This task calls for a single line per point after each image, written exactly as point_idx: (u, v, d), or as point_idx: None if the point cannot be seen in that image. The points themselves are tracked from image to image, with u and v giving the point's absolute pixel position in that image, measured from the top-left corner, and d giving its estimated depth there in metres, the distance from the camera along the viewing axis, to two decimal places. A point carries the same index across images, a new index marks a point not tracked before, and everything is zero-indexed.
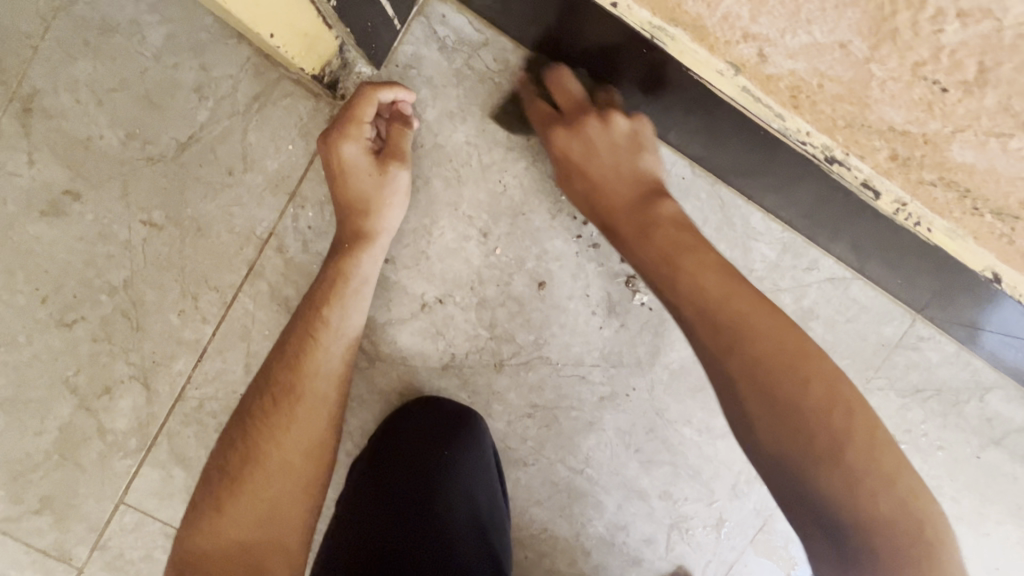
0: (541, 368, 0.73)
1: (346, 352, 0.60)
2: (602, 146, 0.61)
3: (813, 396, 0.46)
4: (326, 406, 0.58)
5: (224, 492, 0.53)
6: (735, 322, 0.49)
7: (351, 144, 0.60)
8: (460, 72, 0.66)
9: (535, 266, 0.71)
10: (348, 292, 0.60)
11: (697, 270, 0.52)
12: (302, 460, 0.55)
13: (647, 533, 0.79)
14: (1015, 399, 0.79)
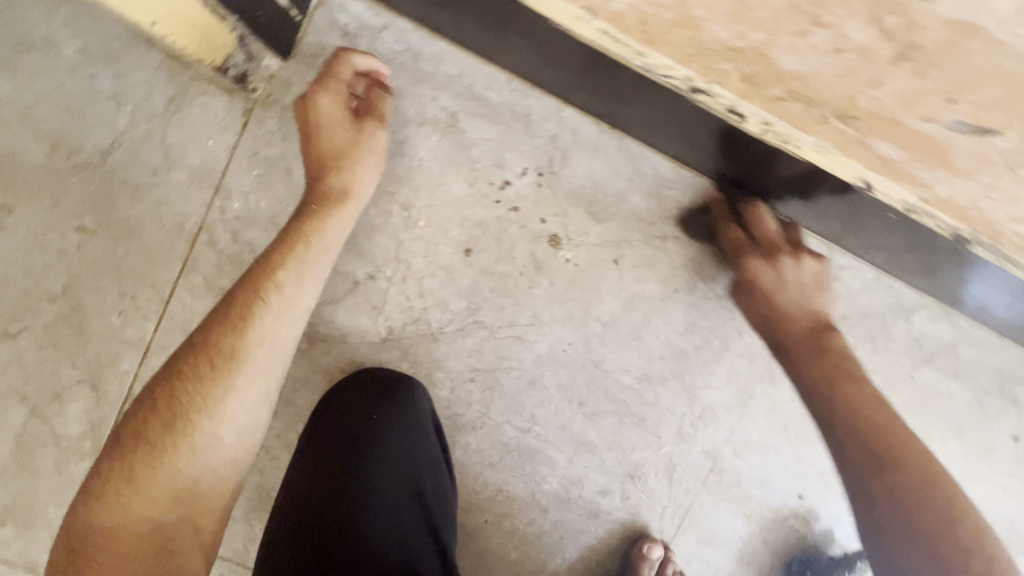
0: (477, 332, 0.76)
1: (295, 321, 0.61)
2: (796, 283, 0.72)
3: (961, 532, 0.55)
4: (270, 378, 0.58)
5: (139, 459, 0.53)
6: (874, 431, 0.61)
7: (326, 100, 0.66)
8: (364, 55, 0.70)
9: (460, 234, 0.74)
10: (307, 260, 0.62)
11: (859, 398, 0.63)
12: (236, 432, 0.56)
13: (601, 484, 0.81)
14: (938, 317, 0.82)
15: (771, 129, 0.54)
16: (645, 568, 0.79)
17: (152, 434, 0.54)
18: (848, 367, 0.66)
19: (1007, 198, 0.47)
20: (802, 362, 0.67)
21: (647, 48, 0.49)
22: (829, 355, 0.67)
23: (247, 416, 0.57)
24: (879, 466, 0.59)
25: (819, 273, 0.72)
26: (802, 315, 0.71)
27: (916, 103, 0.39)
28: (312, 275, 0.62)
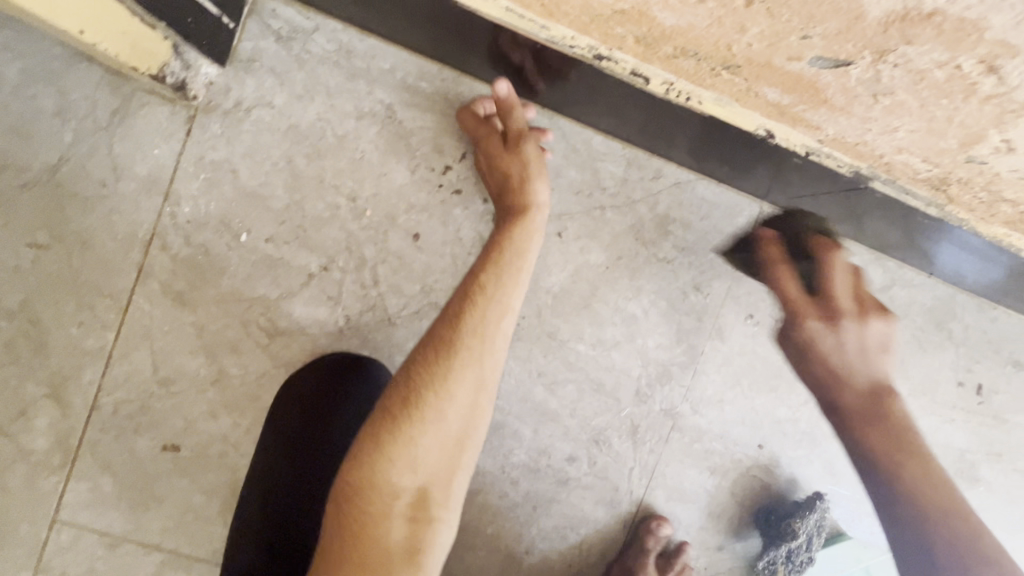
0: (432, 313, 0.79)
1: (497, 327, 0.68)
2: (850, 348, 0.75)
3: (935, 493, 0.67)
4: (478, 371, 0.66)
5: (386, 433, 0.63)
6: (903, 456, 0.69)
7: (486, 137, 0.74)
8: (299, 57, 0.73)
9: (407, 220, 0.77)
10: (508, 268, 0.69)
11: (892, 440, 0.71)
12: (454, 417, 0.65)
13: (568, 452, 0.84)
14: (870, 262, 0.87)
15: (673, 87, 0.59)
16: (651, 540, 0.84)
17: (396, 407, 0.64)
18: (879, 409, 0.74)
19: (884, 128, 0.51)
20: (865, 424, 0.72)
21: (548, 20, 0.54)
22: (884, 420, 0.73)
23: (468, 401, 0.66)
24: (924, 501, 0.66)
25: (883, 335, 0.78)
26: (864, 374, 0.76)
27: (778, 44, 0.44)
28: (514, 283, 0.69)
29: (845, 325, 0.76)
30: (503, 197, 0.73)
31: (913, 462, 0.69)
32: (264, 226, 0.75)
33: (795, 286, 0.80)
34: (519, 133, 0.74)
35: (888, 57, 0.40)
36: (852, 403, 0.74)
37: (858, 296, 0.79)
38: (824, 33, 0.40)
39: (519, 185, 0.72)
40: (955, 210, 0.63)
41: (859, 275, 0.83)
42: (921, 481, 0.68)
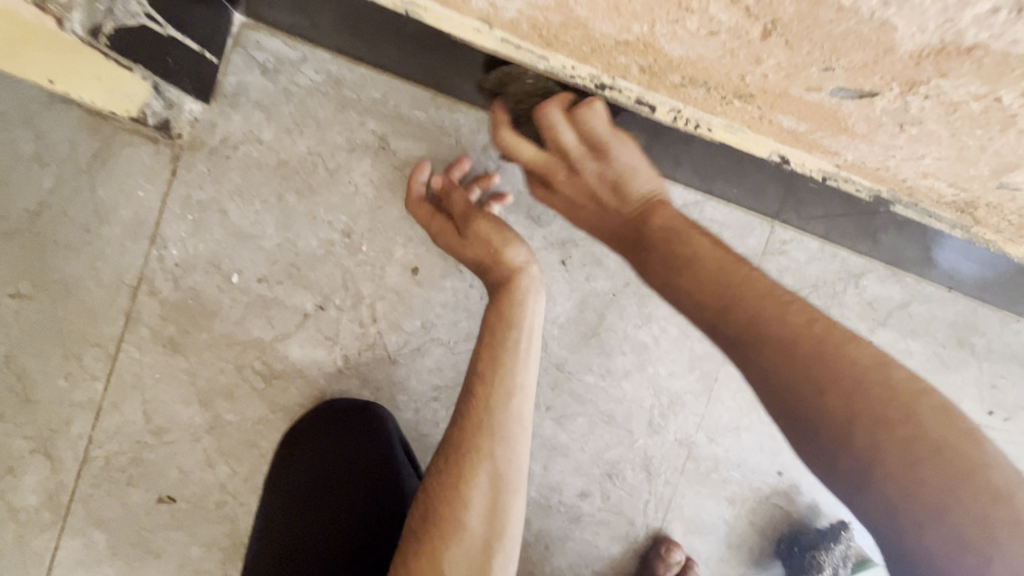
0: (434, 349, 0.76)
1: (507, 411, 0.62)
2: (594, 187, 0.63)
3: (859, 408, 0.41)
4: (492, 467, 0.61)
5: (413, 561, 0.57)
6: (793, 336, 0.45)
7: (442, 235, 0.69)
8: (286, 90, 0.70)
9: (404, 254, 0.74)
10: (514, 353, 0.64)
11: (697, 287, 0.51)
12: (477, 524, 0.59)
13: (579, 487, 0.80)
14: (888, 278, 0.83)
15: (681, 115, 0.56)
16: (661, 567, 0.80)
17: (420, 531, 0.59)
18: (676, 248, 0.55)
19: (909, 155, 0.48)
20: (645, 265, 0.57)
21: (547, 51, 0.51)
22: (655, 246, 0.57)
23: (489, 501, 0.60)
24: (774, 396, 0.45)
25: (631, 161, 0.62)
26: (615, 211, 0.63)
27: (797, 75, 0.41)
28: (522, 361, 0.63)
29: (586, 173, 0.63)
30: (488, 278, 0.67)
31: (800, 357, 0.44)
32: (256, 267, 0.72)
33: (531, 150, 0.66)
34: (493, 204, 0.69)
35: (919, 88, 0.37)
36: (649, 265, 0.57)
37: (587, 140, 0.61)
38: (848, 65, 0.37)
39: (494, 262, 0.65)
40: (981, 231, 0.60)
41: (594, 111, 0.60)
42: (796, 425, 0.44)
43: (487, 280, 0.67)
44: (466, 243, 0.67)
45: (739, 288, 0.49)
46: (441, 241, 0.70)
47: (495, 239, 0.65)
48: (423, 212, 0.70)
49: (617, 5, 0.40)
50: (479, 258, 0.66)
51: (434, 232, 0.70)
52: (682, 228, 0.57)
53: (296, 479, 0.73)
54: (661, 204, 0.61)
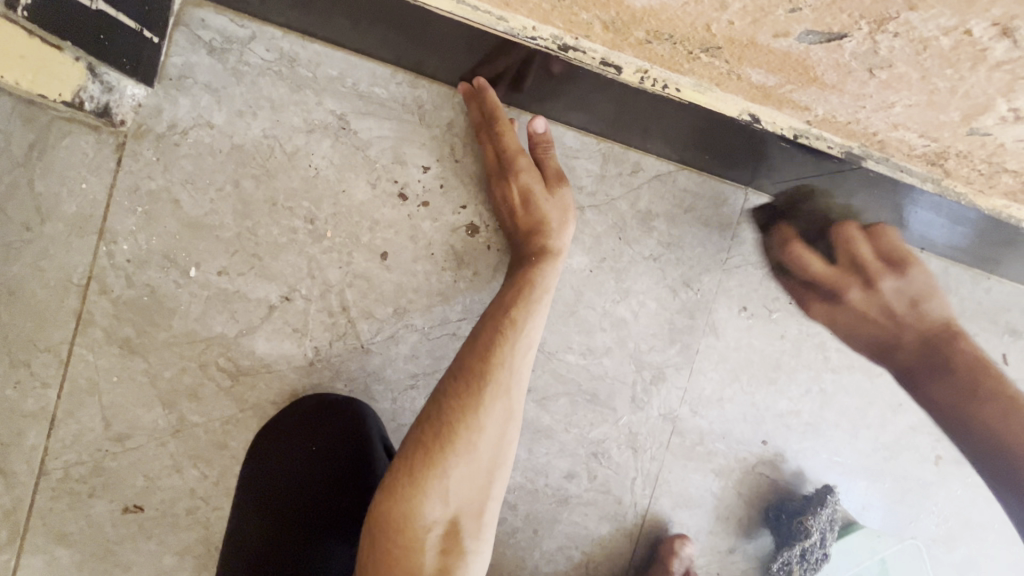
0: (409, 335, 0.73)
1: (526, 353, 0.65)
2: (890, 304, 0.78)
3: (970, 394, 0.74)
4: (507, 401, 0.64)
5: (419, 461, 0.60)
6: (949, 367, 0.77)
7: (526, 175, 0.68)
8: (236, 70, 0.67)
9: (371, 238, 0.71)
10: (534, 298, 0.66)
11: (906, 350, 0.80)
12: (485, 450, 0.62)
13: (566, 468, 0.79)
14: None
15: (648, 75, 0.53)
16: (675, 562, 0.79)
17: (427, 439, 0.61)
18: (940, 355, 0.78)
19: (879, 105, 0.47)
20: (934, 381, 0.78)
21: (506, 10, 0.50)
22: (935, 359, 0.78)
23: (497, 430, 0.64)
24: (953, 419, 0.75)
25: (897, 292, 0.79)
26: (906, 324, 0.79)
27: (763, 19, 0.39)
28: (541, 307, 0.66)
29: (885, 288, 0.78)
30: (530, 237, 0.68)
31: (957, 388, 0.76)
32: (215, 259, 0.68)
33: (817, 262, 0.78)
34: (553, 175, 0.71)
35: (888, 25, 0.36)
36: (933, 387, 0.78)
37: (881, 254, 0.77)
38: (815, 3, 0.36)
39: (557, 229, 0.69)
40: (952, 183, 0.59)
41: (880, 232, 0.75)
42: (959, 425, 0.75)
43: (527, 241, 0.68)
44: (547, 198, 0.69)
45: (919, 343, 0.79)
46: (516, 180, 0.69)
47: (569, 211, 0.70)
48: (510, 142, 0.68)
49: None
50: (549, 217, 0.68)
51: (509, 166, 0.69)
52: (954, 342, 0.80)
53: (268, 482, 0.71)
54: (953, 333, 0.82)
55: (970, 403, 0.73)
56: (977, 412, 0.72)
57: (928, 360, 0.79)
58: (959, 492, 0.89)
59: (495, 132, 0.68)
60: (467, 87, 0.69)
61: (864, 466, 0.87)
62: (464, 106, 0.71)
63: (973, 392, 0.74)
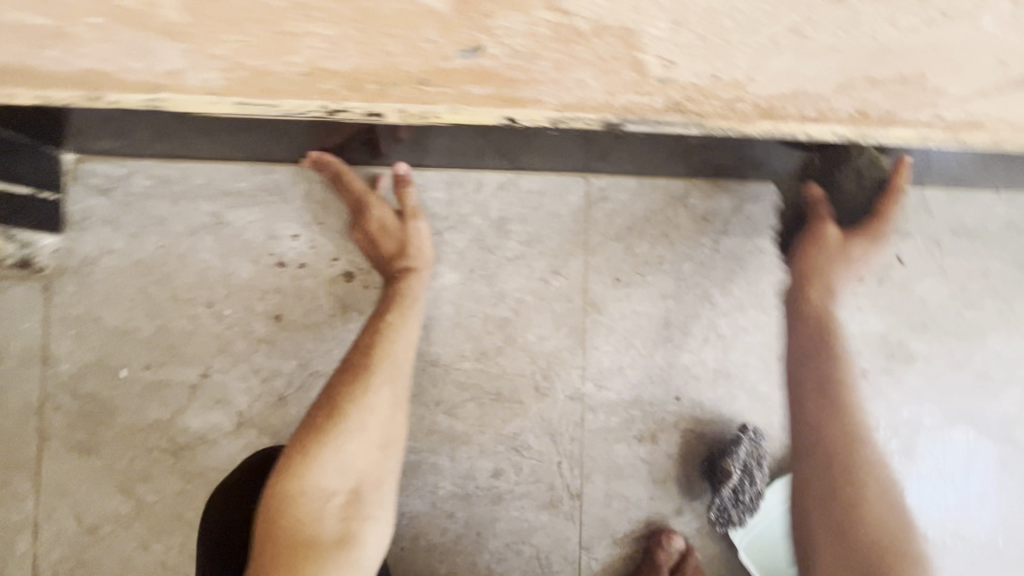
0: (317, 381, 0.82)
1: (405, 348, 0.74)
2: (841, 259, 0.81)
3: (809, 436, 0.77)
4: (394, 383, 0.71)
5: (312, 436, 0.65)
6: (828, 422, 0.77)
7: (379, 209, 0.80)
8: (123, 201, 0.81)
9: (265, 306, 0.82)
10: (406, 305, 0.76)
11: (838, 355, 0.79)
12: (378, 424, 0.68)
13: (491, 467, 0.85)
14: (712, 191, 0.89)
15: (409, 113, 0.63)
16: (663, 555, 0.83)
17: (320, 419, 0.66)
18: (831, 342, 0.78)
19: (577, 84, 0.56)
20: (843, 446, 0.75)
21: (272, 99, 0.60)
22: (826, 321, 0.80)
23: (387, 411, 0.70)
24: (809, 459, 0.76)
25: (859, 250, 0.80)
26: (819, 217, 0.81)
27: (424, 53, 0.49)
28: (412, 312, 0.76)
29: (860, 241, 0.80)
30: (392, 262, 0.80)
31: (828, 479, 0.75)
32: (140, 358, 0.80)
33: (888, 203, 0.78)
34: (407, 208, 0.81)
35: (495, 31, 0.45)
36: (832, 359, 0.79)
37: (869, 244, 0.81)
38: (437, 34, 0.46)
39: (416, 250, 0.80)
40: (712, 121, 0.65)
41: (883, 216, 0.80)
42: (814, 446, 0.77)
43: (390, 264, 0.79)
44: (401, 224, 0.80)
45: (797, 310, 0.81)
46: (371, 216, 0.80)
47: (424, 236, 0.81)
48: (358, 186, 0.80)
49: (273, 46, 0.48)
50: (409, 240, 0.80)
51: (362, 203, 0.80)
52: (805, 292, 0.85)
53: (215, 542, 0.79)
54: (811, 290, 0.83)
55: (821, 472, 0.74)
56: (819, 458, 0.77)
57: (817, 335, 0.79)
58: (897, 400, 0.91)
59: (342, 182, 0.80)
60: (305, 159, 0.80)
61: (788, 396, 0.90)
62: (316, 176, 0.83)
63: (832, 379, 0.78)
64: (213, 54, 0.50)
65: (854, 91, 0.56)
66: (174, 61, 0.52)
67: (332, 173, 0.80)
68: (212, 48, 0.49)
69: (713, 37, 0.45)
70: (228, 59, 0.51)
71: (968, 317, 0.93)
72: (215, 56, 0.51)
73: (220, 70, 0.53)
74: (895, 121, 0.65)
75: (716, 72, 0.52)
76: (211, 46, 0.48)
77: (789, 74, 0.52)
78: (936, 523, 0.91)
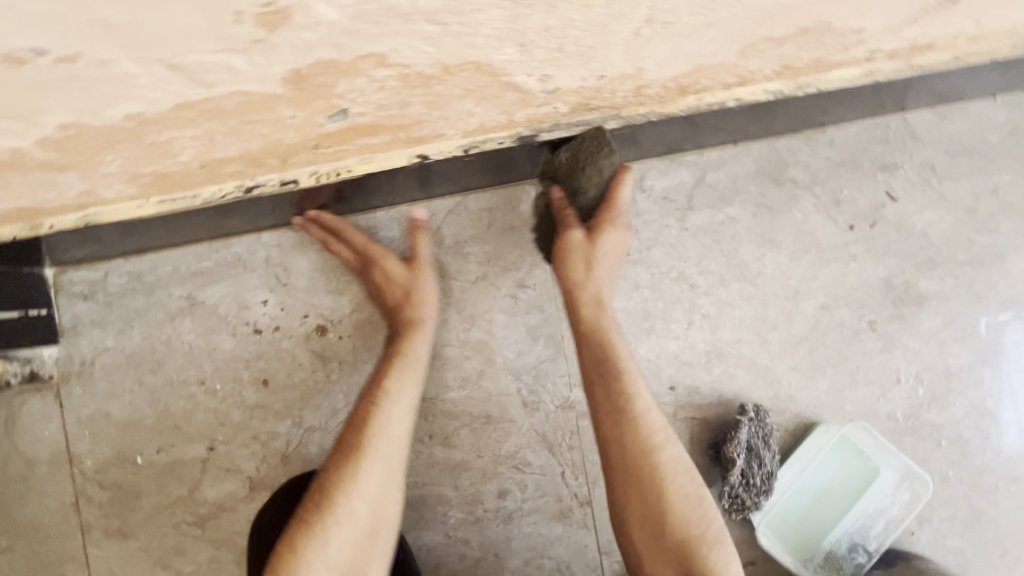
0: (314, 436, 0.85)
1: (403, 421, 0.74)
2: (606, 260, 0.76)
3: (614, 462, 0.71)
4: (388, 462, 0.73)
5: (298, 533, 0.68)
6: (615, 443, 0.71)
7: (383, 261, 0.80)
8: (106, 301, 0.86)
9: (251, 374, 0.85)
10: (402, 370, 0.76)
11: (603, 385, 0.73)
12: (370, 511, 0.70)
13: (497, 488, 0.85)
14: (668, 168, 0.84)
15: (320, 172, 0.63)
16: None
17: (309, 512, 0.69)
18: (602, 364, 0.73)
19: (466, 114, 0.54)
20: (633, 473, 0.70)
21: (189, 192, 0.62)
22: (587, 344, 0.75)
23: (380, 493, 0.72)
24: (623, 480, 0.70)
25: (613, 246, 0.75)
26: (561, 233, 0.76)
27: (296, 126, 0.49)
28: (410, 379, 0.76)
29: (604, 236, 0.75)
30: (396, 315, 0.79)
31: (642, 501, 0.69)
32: (151, 444, 0.86)
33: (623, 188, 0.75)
34: (414, 256, 0.80)
35: (350, 95, 0.44)
36: (597, 394, 0.73)
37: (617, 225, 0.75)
38: (298, 111, 0.45)
39: (418, 301, 0.79)
40: (629, 110, 0.62)
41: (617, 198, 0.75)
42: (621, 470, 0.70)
43: (395, 317, 0.79)
44: (406, 271, 0.79)
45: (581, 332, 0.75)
46: (376, 269, 0.80)
47: (430, 282, 0.80)
48: (358, 239, 0.81)
49: (155, 154, 0.49)
50: (415, 287, 0.79)
51: (365, 255, 0.80)
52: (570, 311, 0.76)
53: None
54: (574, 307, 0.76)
55: (625, 501, 0.70)
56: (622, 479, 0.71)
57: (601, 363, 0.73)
58: (915, 346, 0.84)
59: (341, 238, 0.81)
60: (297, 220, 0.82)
61: (790, 363, 0.85)
62: (271, 240, 0.85)
63: (621, 400, 0.72)
64: (109, 172, 0.52)
65: (761, 53, 0.52)
66: (78, 186, 0.54)
67: (339, 229, 0.81)
68: (103, 168, 0.51)
69: (570, 46, 0.43)
70: (126, 173, 0.53)
71: (981, 243, 0.84)
72: (112, 174, 0.52)
73: (125, 182, 0.55)
74: (829, 65, 0.59)
75: (598, 71, 0.49)
76: (101, 167, 0.50)
77: (676, 56, 0.48)
78: (982, 467, 0.84)
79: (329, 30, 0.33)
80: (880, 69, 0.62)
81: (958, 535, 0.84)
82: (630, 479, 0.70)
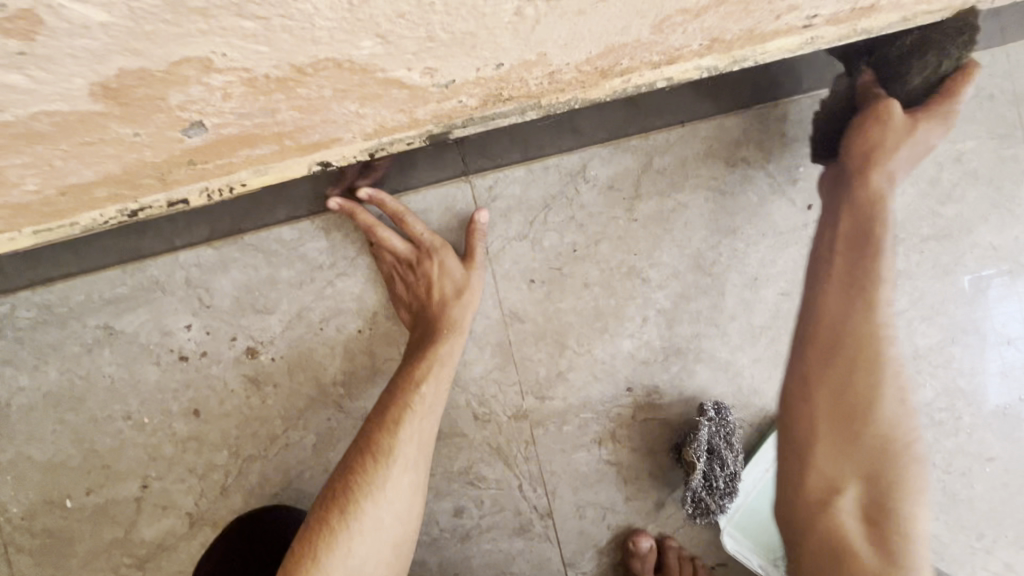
0: (253, 464, 0.80)
1: (430, 425, 0.72)
2: (907, 152, 0.69)
3: (826, 337, 0.69)
4: (414, 469, 0.70)
5: (322, 540, 0.65)
6: (840, 333, 0.68)
7: (434, 258, 0.76)
8: (15, 337, 0.79)
9: (181, 404, 0.80)
10: (434, 371, 0.72)
11: (855, 265, 0.69)
12: (394, 520, 0.68)
13: (450, 507, 0.80)
14: (613, 155, 0.78)
15: (211, 188, 0.57)
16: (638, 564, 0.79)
17: (329, 518, 0.66)
18: (866, 208, 0.70)
19: (352, 116, 0.48)
20: (838, 359, 0.67)
21: (63, 220, 0.55)
22: (857, 170, 0.71)
23: (405, 502, 0.69)
24: (830, 359, 0.68)
25: (930, 142, 0.70)
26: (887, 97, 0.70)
27: (146, 146, 0.43)
28: (442, 383, 0.73)
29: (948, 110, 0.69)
30: (431, 315, 0.75)
31: (852, 389, 0.66)
32: (79, 485, 0.80)
33: (954, 93, 0.69)
34: (468, 255, 0.77)
35: (191, 108, 0.38)
36: (835, 266, 0.71)
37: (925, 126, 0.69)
38: (137, 129, 0.39)
39: (464, 306, 0.75)
40: (549, 98, 0.56)
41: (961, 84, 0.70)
42: (830, 354, 0.68)
43: (431, 315, 0.75)
44: (463, 271, 0.76)
45: (854, 201, 0.70)
46: (425, 264, 0.76)
47: (480, 287, 0.77)
48: (419, 228, 0.76)
49: None
50: (466, 289, 0.76)
51: (423, 248, 0.76)
52: (860, 167, 0.71)
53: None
54: (865, 171, 0.70)
55: (822, 385, 0.68)
56: (837, 357, 0.67)
57: (856, 242, 0.70)
58: None
59: (403, 223, 0.76)
60: (335, 203, 0.75)
61: (752, 355, 0.80)
62: (189, 259, 0.78)
63: (865, 279, 0.69)
64: None
65: (679, 27, 0.46)
66: None
67: (395, 211, 0.75)
68: None
69: (440, 34, 0.36)
70: None
71: (946, 215, 0.79)
72: None
73: None
74: (765, 35, 0.53)
75: (490, 61, 0.43)
76: None
77: (577, 36, 0.42)
78: (955, 449, 0.81)
79: (106, 34, 0.27)
80: (823, 36, 0.57)
81: (933, 520, 0.81)
82: (837, 359, 0.67)
